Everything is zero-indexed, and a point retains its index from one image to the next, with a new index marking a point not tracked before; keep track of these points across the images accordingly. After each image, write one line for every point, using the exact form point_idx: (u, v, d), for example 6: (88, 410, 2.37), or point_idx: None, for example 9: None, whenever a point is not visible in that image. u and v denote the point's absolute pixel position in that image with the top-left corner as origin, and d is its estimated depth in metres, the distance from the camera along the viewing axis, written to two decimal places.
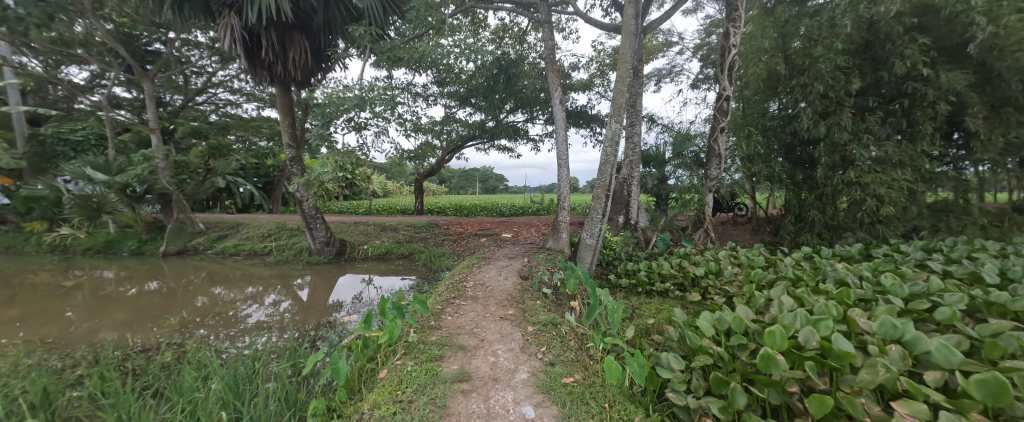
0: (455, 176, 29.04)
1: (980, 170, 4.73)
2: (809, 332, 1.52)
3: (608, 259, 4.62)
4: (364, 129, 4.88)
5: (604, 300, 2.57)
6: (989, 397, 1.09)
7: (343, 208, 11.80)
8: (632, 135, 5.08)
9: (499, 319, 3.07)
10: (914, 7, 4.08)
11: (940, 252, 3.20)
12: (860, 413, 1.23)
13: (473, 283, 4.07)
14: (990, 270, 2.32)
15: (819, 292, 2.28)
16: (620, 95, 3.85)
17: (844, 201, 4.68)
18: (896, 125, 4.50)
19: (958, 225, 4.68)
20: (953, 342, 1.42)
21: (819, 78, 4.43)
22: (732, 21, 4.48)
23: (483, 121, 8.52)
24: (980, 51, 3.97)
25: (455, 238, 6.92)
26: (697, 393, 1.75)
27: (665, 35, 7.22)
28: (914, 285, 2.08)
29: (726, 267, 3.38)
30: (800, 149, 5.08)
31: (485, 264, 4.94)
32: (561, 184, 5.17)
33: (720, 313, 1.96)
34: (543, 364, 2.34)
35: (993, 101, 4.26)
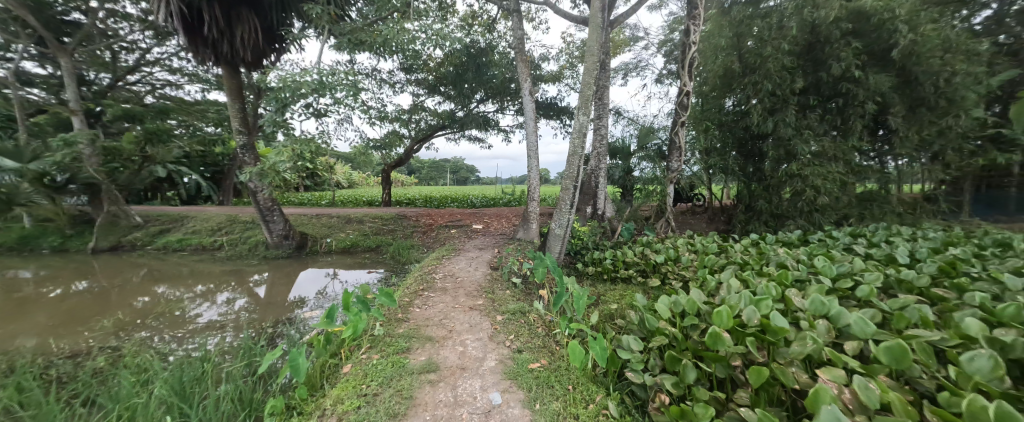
0: (424, 168, 28.58)
1: (899, 164, 5.30)
2: (751, 311, 1.67)
3: (576, 248, 4.73)
4: (324, 115, 4.65)
5: (571, 287, 2.65)
6: (892, 361, 1.25)
7: (303, 199, 11.21)
8: (599, 127, 5.20)
9: (468, 309, 3.09)
10: (850, 13, 4.44)
11: (865, 237, 3.58)
12: (790, 381, 1.35)
13: (443, 275, 4.07)
14: (902, 251, 2.65)
15: (762, 274, 2.50)
16: (587, 87, 3.93)
17: (787, 192, 5.09)
18: (833, 122, 4.92)
19: (880, 213, 5.23)
20: (868, 316, 1.60)
21: (768, 77, 4.74)
22: (692, 19, 4.70)
23: (453, 111, 8.36)
24: (902, 56, 4.44)
25: (424, 230, 6.83)
26: (653, 371, 1.87)
27: (632, 29, 7.39)
28: (841, 265, 2.33)
29: (683, 254, 3.59)
30: (751, 143, 5.43)
31: (456, 255, 4.92)
32: (531, 175, 5.24)
33: (676, 296, 2.10)
34: (511, 351, 2.39)
35: (911, 102, 4.79)
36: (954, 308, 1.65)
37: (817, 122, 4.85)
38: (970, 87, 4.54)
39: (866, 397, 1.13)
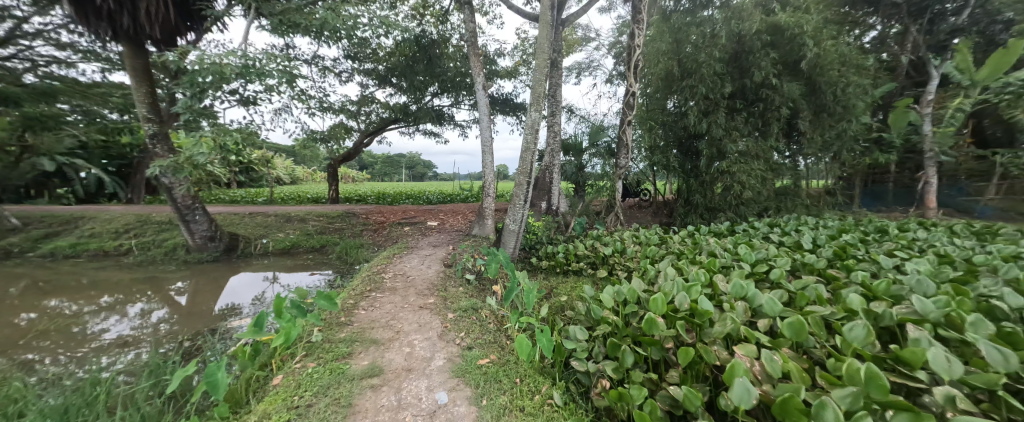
0: (377, 164, 27.28)
1: (808, 163, 6.02)
2: (682, 296, 1.81)
3: (530, 243, 4.79)
4: (253, 104, 4.24)
5: (522, 281, 2.67)
6: (793, 335, 1.42)
7: (235, 196, 10.15)
8: (553, 124, 5.29)
9: (419, 309, 3.01)
10: (769, 26, 4.95)
11: (780, 226, 4.02)
12: (713, 358, 1.48)
13: (393, 274, 3.91)
14: (807, 239, 3.03)
15: (695, 262, 2.71)
16: (540, 84, 3.98)
17: (718, 187, 5.55)
18: (755, 124, 5.45)
19: (793, 205, 5.91)
20: (778, 296, 1.81)
21: (701, 81, 5.15)
22: (636, 23, 5.02)
23: (405, 104, 8.03)
24: (809, 67, 5.04)
25: (374, 228, 6.52)
26: (596, 358, 1.95)
27: (584, 30, 7.59)
28: (759, 252, 2.60)
29: (629, 246, 3.78)
30: (687, 142, 5.85)
31: (408, 253, 4.76)
32: (486, 172, 5.22)
33: (619, 286, 2.21)
34: (460, 349, 2.37)
35: (817, 108, 5.45)
36: (842, 286, 1.91)
37: (742, 124, 5.36)
38: (858, 97, 5.30)
39: (771, 368, 1.27)
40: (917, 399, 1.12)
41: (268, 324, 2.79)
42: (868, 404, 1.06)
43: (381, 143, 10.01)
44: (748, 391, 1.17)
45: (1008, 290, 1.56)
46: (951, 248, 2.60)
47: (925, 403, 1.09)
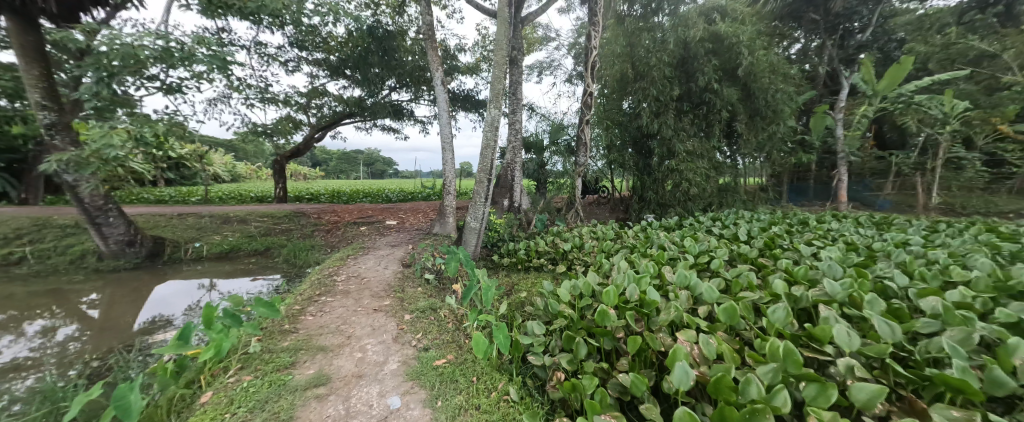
0: (331, 160, 25.75)
1: (746, 162, 6.55)
2: (632, 288, 1.90)
3: (492, 241, 4.77)
4: (180, 92, 3.83)
5: (481, 278, 2.66)
6: (727, 319, 1.54)
7: (162, 195, 9.10)
8: (514, 122, 5.29)
9: (372, 312, 2.89)
10: (710, 35, 5.33)
11: (722, 220, 4.33)
12: (658, 345, 1.57)
13: (346, 276, 3.73)
14: (743, 231, 3.30)
15: (646, 255, 2.86)
16: (499, 81, 3.97)
17: (669, 184, 5.87)
18: (700, 125, 5.84)
19: (733, 201, 6.39)
20: (717, 284, 1.96)
21: (653, 84, 5.42)
22: (592, 25, 5.18)
23: (360, 97, 7.65)
24: (745, 74, 5.49)
25: (327, 229, 6.17)
26: (552, 352, 1.98)
27: (544, 29, 7.66)
28: (702, 244, 2.80)
29: (587, 242, 3.90)
30: (640, 142, 6.10)
31: (363, 254, 4.55)
32: (446, 169, 5.13)
33: (575, 280, 2.27)
34: (416, 351, 2.31)
35: (753, 112, 5.95)
36: (769, 272, 2.12)
37: (688, 125, 5.71)
38: (785, 103, 5.87)
39: (708, 350, 1.37)
40: (825, 371, 1.27)
41: (194, 336, 2.53)
42: (786, 378, 1.18)
43: (334, 138, 9.49)
44: (687, 373, 1.26)
45: (896, 270, 1.82)
46: (857, 237, 2.96)
47: (831, 373, 1.24)
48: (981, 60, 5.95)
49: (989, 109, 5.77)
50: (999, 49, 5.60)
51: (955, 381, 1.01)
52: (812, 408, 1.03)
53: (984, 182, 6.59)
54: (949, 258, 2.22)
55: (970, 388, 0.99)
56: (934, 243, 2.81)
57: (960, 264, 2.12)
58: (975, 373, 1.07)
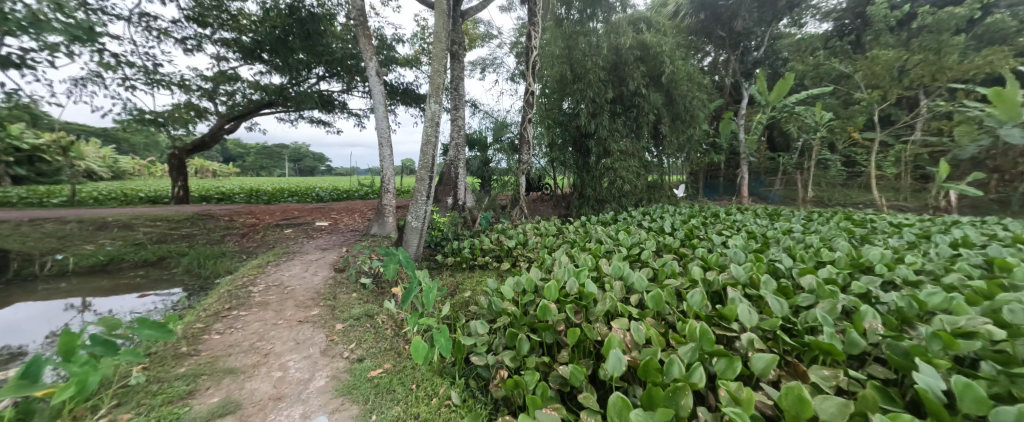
0: (251, 155, 23.00)
1: (672, 161, 7.11)
2: (572, 281, 1.94)
3: (435, 240, 4.61)
4: (24, 67, 3.13)
5: (422, 280, 2.53)
6: (653, 304, 1.64)
7: (12, 196, 7.32)
8: (456, 118, 5.14)
9: (296, 324, 2.63)
10: (638, 44, 5.76)
11: (651, 214, 4.65)
12: (595, 334, 1.61)
13: (265, 286, 3.35)
14: (668, 224, 3.59)
15: (585, 249, 2.96)
16: (439, 75, 3.83)
17: (606, 182, 6.15)
18: (632, 126, 6.19)
19: (660, 197, 6.86)
20: (646, 274, 2.08)
21: (589, 86, 5.66)
22: (532, 25, 5.25)
23: (282, 85, 6.94)
24: (668, 81, 6.01)
25: (243, 233, 5.52)
26: (496, 351, 1.94)
27: (486, 26, 7.59)
28: (634, 237, 2.97)
29: (531, 238, 3.94)
30: (580, 142, 6.24)
31: (288, 260, 4.14)
32: (384, 166, 4.86)
33: (518, 277, 2.26)
34: (349, 363, 2.14)
35: (676, 116, 6.48)
36: (689, 260, 2.31)
37: (620, 126, 6.06)
38: (699, 109, 6.52)
39: (637, 336, 1.44)
40: (733, 345, 1.40)
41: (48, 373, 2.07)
42: (702, 356, 1.29)
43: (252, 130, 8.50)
44: (620, 360, 1.31)
45: (783, 254, 2.10)
46: (756, 226, 3.37)
47: (737, 349, 1.37)
48: (840, 80, 7.21)
49: (845, 120, 7.02)
50: (852, 71, 6.83)
51: (825, 346, 1.17)
52: (721, 381, 1.13)
53: (842, 179, 7.94)
54: (821, 243, 2.63)
55: (836, 351, 1.16)
56: (810, 230, 3.31)
57: (828, 247, 2.53)
58: (839, 338, 1.26)
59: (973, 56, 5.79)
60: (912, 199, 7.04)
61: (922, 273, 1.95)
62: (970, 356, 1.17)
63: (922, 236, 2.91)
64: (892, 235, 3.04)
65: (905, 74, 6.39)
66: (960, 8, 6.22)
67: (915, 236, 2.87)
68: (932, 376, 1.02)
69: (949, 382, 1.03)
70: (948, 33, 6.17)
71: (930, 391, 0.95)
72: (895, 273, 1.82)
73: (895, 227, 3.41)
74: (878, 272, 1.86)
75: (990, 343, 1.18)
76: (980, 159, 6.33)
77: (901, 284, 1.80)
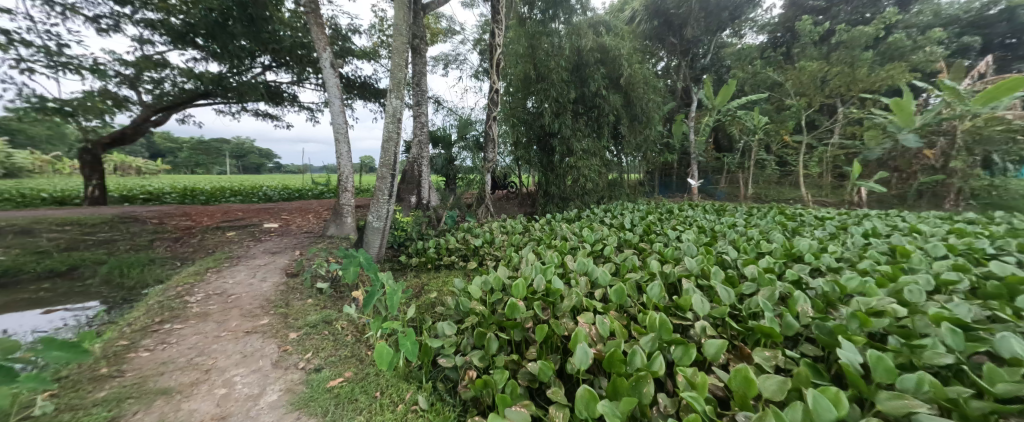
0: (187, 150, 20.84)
1: (632, 160, 7.33)
2: (539, 278, 1.94)
3: (398, 241, 4.46)
4: None
5: (385, 282, 2.43)
6: (616, 298, 1.68)
7: None
8: (419, 114, 5.02)
9: (243, 335, 2.43)
10: (598, 47, 5.95)
11: (613, 211, 4.77)
12: (561, 330, 1.62)
13: (204, 296, 3.06)
14: (628, 221, 3.71)
15: (551, 246, 2.98)
16: (399, 70, 3.68)
17: (570, 180, 6.24)
18: (594, 125, 6.34)
19: (620, 195, 7.06)
20: (609, 269, 2.12)
21: (553, 86, 5.72)
22: (495, 22, 5.21)
23: (223, 75, 6.37)
24: (626, 83, 6.22)
25: (177, 236, 5.00)
26: (464, 351, 1.89)
27: (448, 21, 7.43)
28: (596, 234, 3.03)
29: (497, 237, 3.91)
30: (545, 140, 6.28)
31: (232, 265, 3.82)
32: (341, 163, 4.64)
33: (486, 275, 2.23)
34: (306, 373, 2.01)
35: (635, 117, 6.72)
36: (648, 255, 2.39)
37: (582, 125, 6.18)
38: (655, 110, 6.82)
39: (602, 328, 1.46)
40: (688, 333, 1.47)
41: None
42: (660, 345, 1.33)
43: (185, 123, 7.66)
44: (587, 353, 1.31)
45: (728, 246, 2.23)
46: (705, 221, 3.58)
47: (692, 337, 1.43)
48: (774, 87, 7.87)
49: (779, 123, 7.67)
50: (784, 79, 7.49)
51: (766, 329, 1.26)
52: (679, 367, 1.17)
53: (777, 176, 8.63)
54: (761, 235, 2.83)
55: (776, 333, 1.24)
56: (751, 224, 3.56)
57: (765, 238, 2.73)
58: (777, 321, 1.35)
59: (879, 70, 6.59)
60: (833, 194, 7.82)
61: (842, 260, 2.16)
62: (881, 332, 1.32)
63: (842, 228, 3.23)
64: (818, 226, 3.35)
65: (826, 84, 7.11)
66: (869, 26, 7.04)
67: (836, 228, 3.19)
68: (853, 352, 1.12)
69: (867, 356, 1.14)
70: (859, 48, 6.97)
71: (853, 365, 1.04)
72: (821, 261, 2.00)
73: (820, 220, 3.76)
74: (807, 260, 2.03)
75: (895, 319, 1.33)
76: (884, 159, 7.12)
77: (825, 271, 1.98)
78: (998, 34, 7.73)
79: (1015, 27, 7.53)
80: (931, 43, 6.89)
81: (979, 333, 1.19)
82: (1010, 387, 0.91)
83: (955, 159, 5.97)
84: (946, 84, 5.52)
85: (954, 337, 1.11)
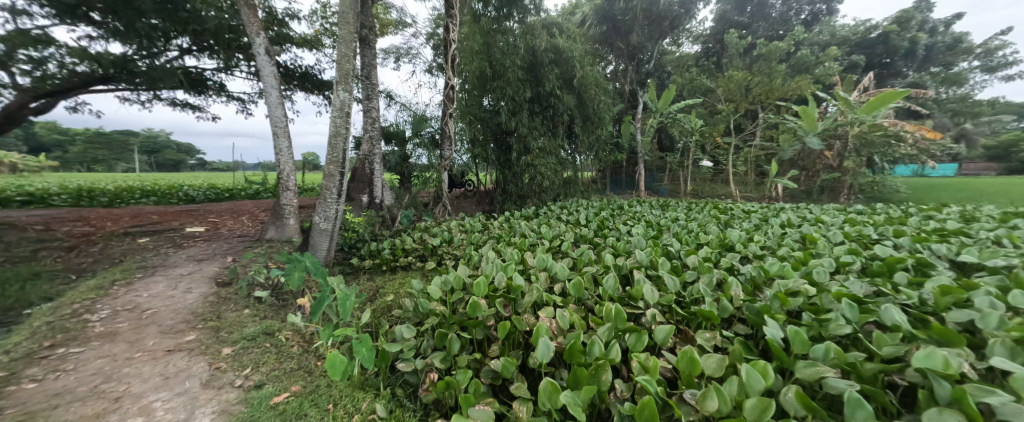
0: None
1: (586, 159, 7.57)
2: (500, 276, 1.95)
3: (349, 242, 4.25)
4: None
5: (335, 287, 2.30)
6: (573, 291, 1.73)
7: None
8: (369, 109, 4.84)
9: (165, 354, 2.18)
10: (551, 48, 6.08)
11: (567, 208, 4.90)
12: (523, 325, 1.64)
13: (113, 313, 2.70)
14: (582, 217, 3.83)
15: (510, 243, 2.99)
16: (346, 61, 3.49)
17: (527, 178, 6.30)
18: (549, 124, 6.46)
19: (575, 192, 7.21)
20: (568, 264, 2.19)
21: (509, 84, 5.76)
22: (449, 17, 5.11)
23: (127, 56, 5.56)
24: (578, 83, 6.43)
25: (71, 239, 4.26)
26: (425, 353, 1.85)
27: (399, 13, 7.18)
28: (553, 230, 3.10)
29: (456, 235, 3.86)
30: (503, 138, 6.28)
31: (149, 277, 3.39)
32: (280, 160, 4.32)
33: (446, 275, 2.19)
34: (244, 392, 1.85)
35: (587, 117, 6.95)
36: (602, 249, 2.49)
37: (538, 124, 6.28)
38: (605, 111, 7.13)
39: (562, 321, 1.50)
40: (639, 321, 1.55)
41: None
42: (616, 334, 1.39)
43: (79, 112, 6.32)
44: (548, 347, 1.34)
45: (673, 238, 2.39)
46: (652, 216, 3.80)
47: (642, 324, 1.52)
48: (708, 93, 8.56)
49: (712, 126, 8.37)
50: (715, 86, 8.20)
51: (706, 313, 1.37)
52: (633, 354, 1.24)
53: (710, 174, 9.38)
54: (699, 228, 3.08)
55: (714, 316, 1.36)
56: (691, 218, 3.84)
57: (703, 231, 2.96)
58: (715, 305, 1.48)
59: (791, 81, 7.44)
60: (756, 189, 8.68)
61: (765, 248, 2.40)
62: (797, 309, 1.48)
63: (763, 219, 3.60)
64: (747, 218, 3.71)
65: (749, 91, 7.88)
66: (783, 42, 7.92)
67: (759, 220, 3.55)
68: (776, 328, 1.25)
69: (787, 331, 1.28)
70: (775, 61, 7.84)
71: (776, 340, 1.17)
72: (749, 249, 2.22)
73: (747, 213, 4.17)
74: (738, 249, 2.24)
75: (807, 298, 1.51)
76: (796, 160, 8.03)
77: (752, 258, 2.20)
78: (877, 55, 9.07)
79: (890, 49, 8.89)
80: (829, 59, 7.88)
81: (870, 305, 1.39)
82: (894, 349, 1.07)
83: (848, 160, 6.92)
84: (841, 96, 6.39)
85: (851, 310, 1.28)
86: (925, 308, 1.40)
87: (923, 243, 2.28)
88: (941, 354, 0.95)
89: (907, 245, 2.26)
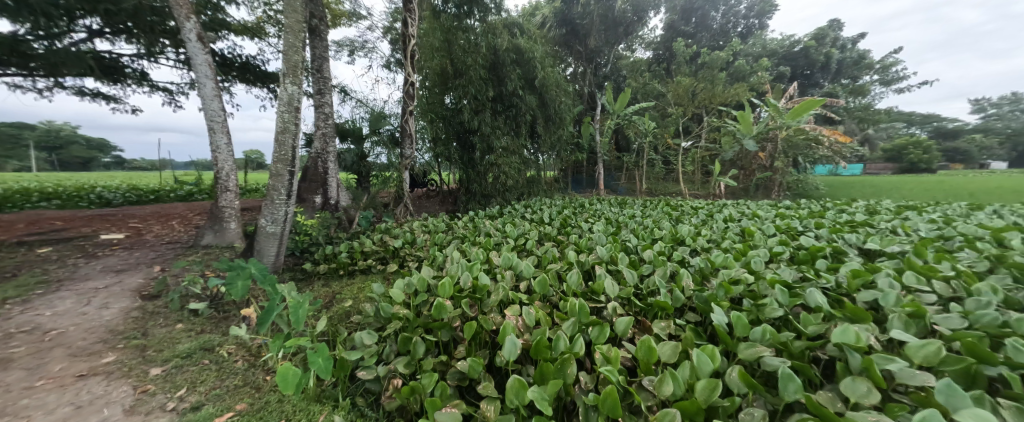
0: None
1: (548, 157, 7.64)
2: (465, 275, 1.90)
3: (301, 247, 3.99)
4: None
5: (285, 295, 2.13)
6: (538, 288, 1.73)
7: None
8: (322, 104, 4.58)
9: (76, 379, 1.91)
10: (513, 48, 6.09)
11: (529, 207, 4.93)
12: (490, 324, 1.60)
13: (9, 336, 2.33)
14: (546, 216, 3.86)
15: (475, 243, 2.94)
16: (294, 52, 3.27)
17: (490, 177, 6.24)
18: (512, 123, 6.46)
19: (538, 191, 7.23)
20: (532, 261, 2.18)
21: (472, 83, 5.70)
22: (407, 11, 4.95)
23: (18, 34, 4.83)
24: (541, 83, 6.47)
25: None
26: (388, 359, 1.76)
27: (353, 4, 6.85)
28: (517, 229, 3.09)
29: (419, 236, 3.75)
30: (465, 136, 6.20)
31: (56, 292, 2.96)
32: (218, 158, 3.97)
33: (409, 277, 2.10)
34: (177, 415, 1.66)
35: (549, 117, 7.04)
36: (565, 246, 2.52)
37: (502, 123, 6.25)
38: (566, 112, 7.25)
39: (529, 318, 1.48)
40: (600, 314, 1.57)
41: None
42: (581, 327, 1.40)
43: None
44: (515, 344, 1.32)
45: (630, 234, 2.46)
46: (612, 214, 3.91)
47: (604, 316, 1.54)
48: (658, 97, 8.99)
49: (664, 127, 8.81)
50: (665, 91, 8.64)
51: (662, 303, 1.42)
52: (596, 346, 1.24)
53: (661, 172, 9.86)
54: (654, 224, 3.21)
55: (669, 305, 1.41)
56: (646, 214, 4.00)
57: (658, 226, 3.09)
58: (668, 296, 1.53)
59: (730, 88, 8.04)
60: (701, 187, 9.23)
61: (710, 241, 2.55)
62: (739, 296, 1.57)
63: (709, 215, 3.84)
64: (698, 214, 3.92)
65: (694, 96, 8.38)
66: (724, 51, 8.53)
67: (706, 215, 3.77)
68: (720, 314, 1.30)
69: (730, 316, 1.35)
70: (716, 69, 8.43)
71: (721, 325, 1.22)
72: (696, 243, 2.34)
73: (695, 209, 4.42)
74: (687, 242, 2.35)
75: (746, 285, 1.60)
76: (736, 160, 8.60)
77: (699, 251, 2.33)
78: (800, 67, 10.06)
79: (810, 62, 9.89)
80: (762, 68, 8.60)
81: (797, 289, 1.50)
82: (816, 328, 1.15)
83: (779, 160, 7.52)
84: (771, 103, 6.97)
85: (782, 294, 1.38)
86: (839, 289, 1.53)
87: (838, 233, 2.52)
88: (853, 329, 1.04)
89: (825, 236, 2.50)
